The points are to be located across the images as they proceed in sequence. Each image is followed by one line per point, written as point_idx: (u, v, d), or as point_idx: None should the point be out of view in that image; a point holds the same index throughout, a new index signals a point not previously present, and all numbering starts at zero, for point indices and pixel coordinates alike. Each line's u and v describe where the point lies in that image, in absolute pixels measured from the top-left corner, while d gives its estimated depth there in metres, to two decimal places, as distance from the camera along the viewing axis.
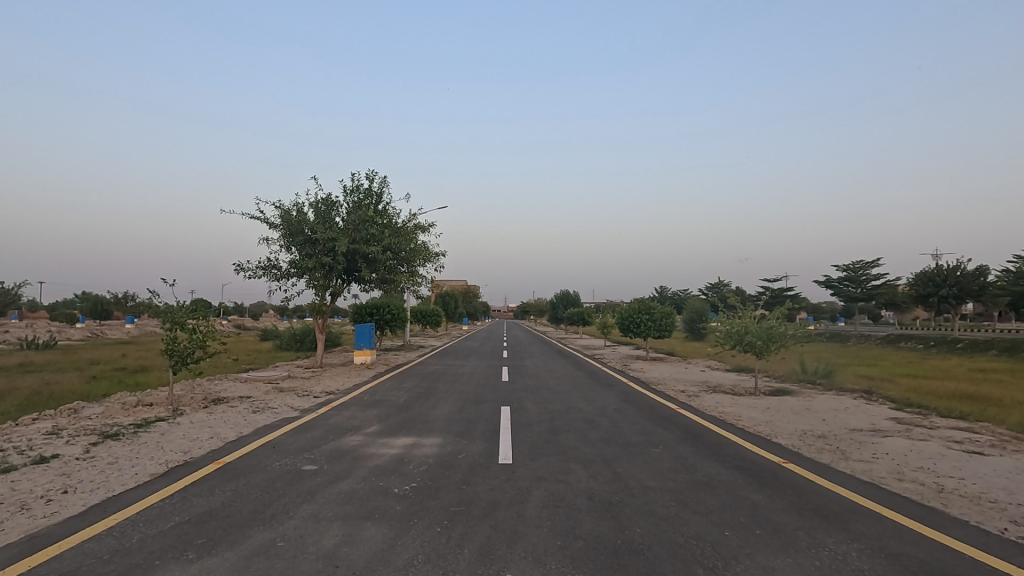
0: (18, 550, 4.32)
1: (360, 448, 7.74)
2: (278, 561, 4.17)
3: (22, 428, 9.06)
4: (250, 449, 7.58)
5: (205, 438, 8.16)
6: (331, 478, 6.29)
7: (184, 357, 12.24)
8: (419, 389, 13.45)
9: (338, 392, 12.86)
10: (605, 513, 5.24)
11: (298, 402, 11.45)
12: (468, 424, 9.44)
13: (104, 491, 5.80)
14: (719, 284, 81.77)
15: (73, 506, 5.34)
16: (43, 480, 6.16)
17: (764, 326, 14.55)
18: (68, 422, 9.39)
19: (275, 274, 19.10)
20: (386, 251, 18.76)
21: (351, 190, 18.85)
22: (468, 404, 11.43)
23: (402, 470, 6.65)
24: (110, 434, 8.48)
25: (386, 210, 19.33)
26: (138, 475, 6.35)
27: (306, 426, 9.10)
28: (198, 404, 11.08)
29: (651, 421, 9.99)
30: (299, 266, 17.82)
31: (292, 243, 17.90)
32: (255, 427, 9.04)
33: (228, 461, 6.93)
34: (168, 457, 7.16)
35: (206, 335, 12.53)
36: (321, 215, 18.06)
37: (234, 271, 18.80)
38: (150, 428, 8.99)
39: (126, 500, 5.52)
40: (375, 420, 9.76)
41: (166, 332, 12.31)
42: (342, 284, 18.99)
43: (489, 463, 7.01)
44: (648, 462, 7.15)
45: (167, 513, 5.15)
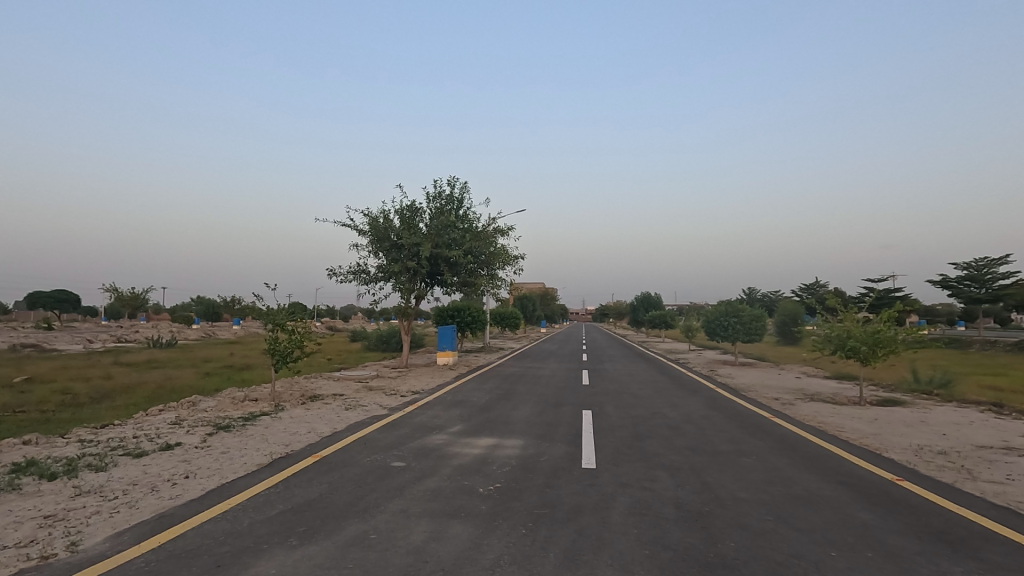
0: (149, 528, 4.83)
1: (444, 447, 7.95)
2: (372, 552, 4.37)
3: (151, 418, 10.16)
4: (344, 443, 8.02)
5: (303, 433, 8.73)
6: (418, 475, 6.52)
7: (284, 356, 13.15)
8: (500, 391, 13.63)
9: (423, 392, 13.27)
10: (695, 523, 5.03)
11: (386, 400, 11.97)
12: (549, 427, 9.42)
13: (219, 478, 6.34)
14: (814, 284, 76.18)
15: (193, 490, 5.90)
16: (168, 465, 6.87)
17: (869, 330, 13.35)
18: (188, 415, 10.39)
19: (364, 278, 20.11)
20: (467, 255, 19.16)
21: (433, 197, 19.48)
22: (548, 407, 11.41)
23: (485, 470, 6.76)
24: (222, 426, 9.29)
25: (467, 215, 19.81)
26: (247, 465, 6.91)
27: (394, 423, 9.48)
28: (296, 400, 11.88)
29: (742, 429, 9.48)
30: (386, 270, 18.60)
31: (379, 249, 18.66)
32: (347, 423, 9.52)
33: (325, 455, 7.36)
34: (272, 449, 7.72)
35: (303, 336, 13.44)
36: (407, 221, 18.73)
37: (328, 276, 20.08)
38: (256, 422, 9.75)
39: (238, 487, 6.01)
40: (458, 420, 9.99)
41: (269, 333, 13.31)
42: (426, 287, 19.54)
43: (571, 467, 6.94)
44: (740, 473, 6.79)
45: (272, 501, 5.54)
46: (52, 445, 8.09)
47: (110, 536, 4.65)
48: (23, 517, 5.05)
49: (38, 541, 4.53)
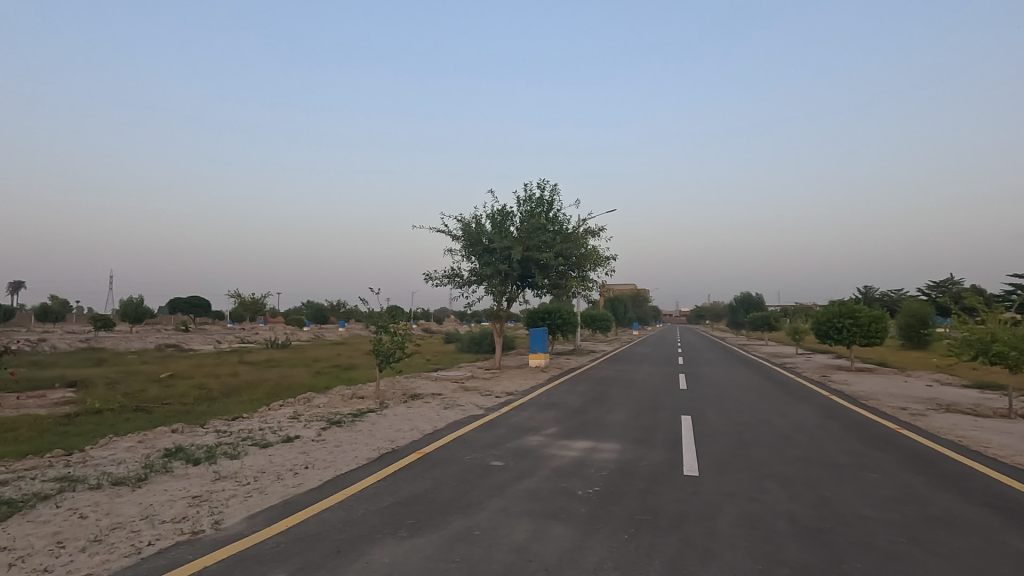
0: (278, 512, 5.31)
1: (541, 448, 8.01)
2: (476, 548, 4.50)
3: (274, 412, 11.17)
4: (444, 441, 8.34)
5: (407, 430, 9.18)
6: (517, 475, 6.63)
7: (387, 356, 13.89)
8: (594, 394, 13.49)
9: (517, 393, 13.45)
10: (813, 539, 4.68)
11: (482, 401, 12.28)
12: (647, 431, 9.19)
13: (334, 469, 6.84)
14: (944, 282, 68.05)
15: (313, 479, 6.41)
16: (290, 456, 7.51)
17: (1019, 333, 11.68)
18: (303, 410, 11.27)
19: (459, 282, 20.76)
20: (558, 257, 19.20)
21: (524, 200, 19.73)
22: (645, 411, 11.12)
23: (583, 473, 6.73)
24: (334, 421, 9.99)
25: (557, 217, 19.86)
26: (358, 458, 7.39)
27: (490, 424, 9.70)
28: (399, 399, 12.51)
29: (863, 441, 8.68)
30: (479, 274, 19.07)
31: (472, 253, 19.16)
32: (446, 422, 9.88)
33: (427, 452, 7.69)
34: (379, 444, 8.19)
35: (404, 337, 14.12)
36: (498, 225, 19.11)
37: (425, 280, 20.95)
38: (363, 418, 10.39)
39: (351, 478, 6.45)
40: (553, 422, 10.02)
41: (374, 335, 14.12)
42: (517, 289, 19.80)
43: (672, 474, 6.72)
44: (863, 488, 6.23)
45: (383, 494, 5.88)
46: (193, 434, 9.12)
47: (246, 517, 5.17)
48: (175, 496, 5.73)
49: (188, 518, 5.13)
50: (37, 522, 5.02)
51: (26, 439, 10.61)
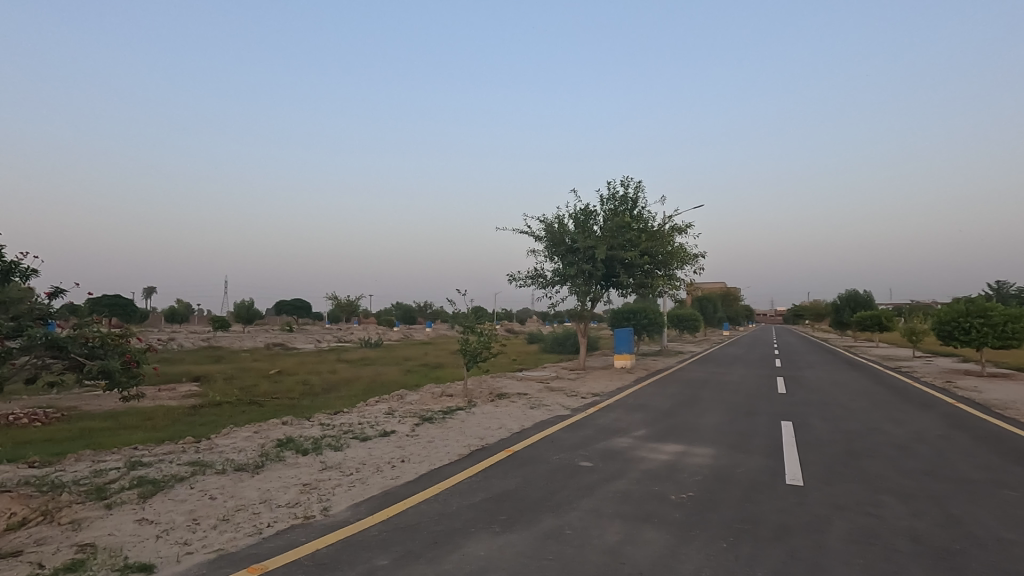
0: (379, 503, 5.61)
1: (630, 450, 7.87)
2: (568, 547, 4.50)
3: (371, 408, 11.82)
4: (533, 440, 8.41)
5: (495, 428, 9.36)
6: (607, 476, 6.55)
7: (474, 355, 14.23)
8: (684, 396, 13.04)
9: (604, 395, 13.29)
10: (942, 561, 4.24)
11: (568, 401, 12.26)
12: (743, 437, 8.75)
13: (428, 464, 7.12)
14: None
15: (409, 473, 6.71)
16: (387, 450, 7.91)
17: None
18: (398, 406, 11.85)
19: (542, 282, 20.84)
20: (643, 255, 18.75)
21: (607, 199, 19.46)
22: (740, 415, 10.59)
23: (676, 477, 6.53)
24: (426, 417, 10.40)
25: (642, 215, 19.41)
26: (450, 453, 7.65)
27: (578, 424, 9.66)
28: (486, 398, 12.77)
29: (1000, 455, 7.72)
30: (562, 274, 19.04)
31: (555, 253, 19.18)
32: (533, 422, 9.97)
33: (516, 450, 7.80)
34: (470, 441, 8.42)
35: (490, 338, 14.40)
36: (581, 225, 18.98)
37: (509, 281, 21.23)
38: (453, 415, 10.73)
39: (445, 473, 6.69)
40: (642, 424, 9.80)
41: (461, 335, 14.53)
42: (601, 289, 19.56)
43: (773, 482, 6.36)
44: (1001, 508, 5.55)
45: (475, 489, 6.04)
46: (301, 426, 9.87)
47: (351, 506, 5.52)
48: (288, 483, 6.23)
49: (301, 504, 5.56)
50: (175, 500, 5.65)
51: (163, 427, 11.97)
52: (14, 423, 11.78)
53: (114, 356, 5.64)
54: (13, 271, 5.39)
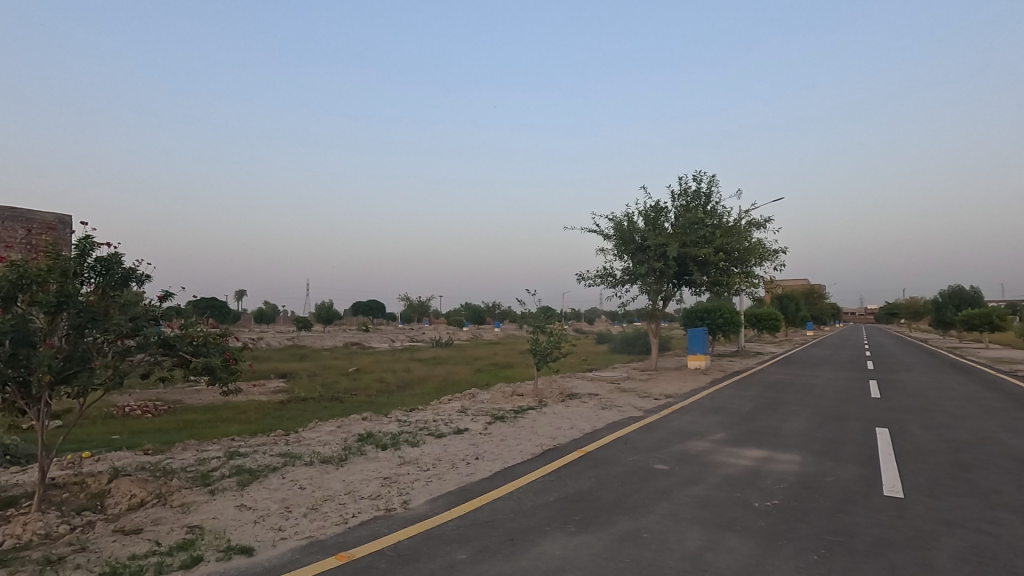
0: (456, 498, 5.75)
1: (708, 454, 7.60)
2: (646, 551, 4.42)
3: (444, 406, 12.13)
4: (606, 442, 8.32)
5: (567, 428, 9.33)
6: (684, 480, 6.37)
7: (544, 355, 14.25)
8: (765, 399, 12.43)
9: (678, 396, 12.91)
10: None
11: (641, 402, 12.02)
12: (832, 443, 8.21)
13: (502, 462, 7.22)
14: None
15: (483, 470, 6.83)
16: (461, 447, 8.08)
17: None
18: (470, 405, 12.07)
19: (611, 281, 20.53)
20: (718, 252, 18.04)
21: (678, 194, 18.90)
22: (828, 421, 9.95)
23: (759, 484, 6.24)
24: (498, 416, 10.54)
25: (716, 210, 18.68)
26: (523, 452, 7.71)
27: (651, 426, 9.45)
28: (557, 398, 12.75)
29: None
30: (632, 272, 18.67)
31: (624, 251, 18.84)
32: (605, 422, 9.85)
33: (589, 451, 7.74)
34: (542, 440, 8.45)
35: (560, 337, 14.37)
36: (651, 222, 18.52)
37: (577, 280, 21.07)
38: (525, 414, 10.80)
39: (518, 471, 6.76)
40: (720, 427, 9.44)
41: (531, 335, 14.60)
42: (673, 288, 19.00)
43: (867, 493, 5.93)
44: None
45: (549, 488, 6.06)
46: (380, 422, 10.30)
47: (429, 500, 5.69)
48: (370, 476, 6.53)
49: (382, 497, 5.80)
50: (269, 489, 6.07)
51: (255, 420, 12.87)
52: (131, 414, 13.08)
53: (216, 354, 6.13)
54: (130, 277, 5.89)
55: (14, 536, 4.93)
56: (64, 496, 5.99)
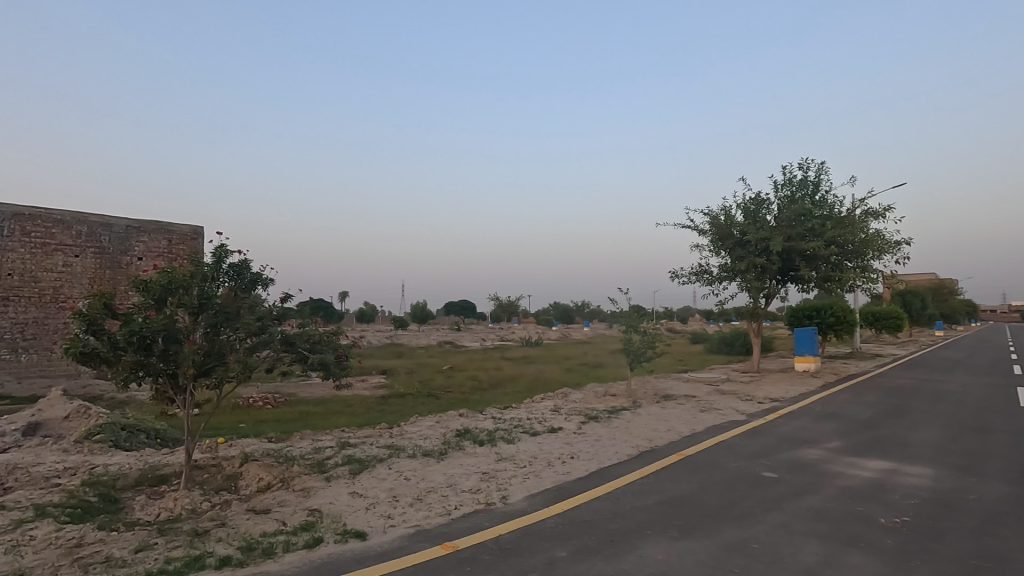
0: (553, 496, 5.78)
1: (822, 463, 7.06)
2: (757, 562, 4.19)
3: (537, 404, 12.22)
4: (707, 446, 7.97)
5: (664, 430, 9.05)
6: (796, 490, 5.95)
7: (638, 355, 13.92)
8: (887, 406, 11.30)
9: (785, 400, 12.08)
10: None
11: (743, 406, 11.39)
12: (973, 457, 7.31)
13: (598, 462, 7.15)
14: None
15: (579, 470, 6.80)
16: (556, 446, 8.10)
17: None
18: (562, 404, 12.07)
19: (708, 279, 19.63)
20: (829, 245, 16.68)
21: (782, 184, 17.70)
22: (967, 431, 8.86)
23: (884, 498, 5.69)
24: (592, 416, 10.44)
25: (826, 200, 17.29)
26: (619, 453, 7.59)
27: (756, 431, 8.92)
28: (651, 399, 12.41)
29: None
30: (731, 269, 17.74)
31: (722, 247, 17.95)
32: (705, 426, 9.44)
33: (689, 454, 7.47)
34: (638, 442, 8.26)
35: (654, 337, 13.96)
36: (752, 215, 17.50)
37: (671, 278, 20.38)
38: (619, 415, 10.61)
39: (615, 472, 6.66)
40: (835, 435, 8.72)
41: (624, 335, 14.32)
42: (777, 284, 17.82)
43: (1020, 514, 5.22)
44: None
45: (648, 491, 5.92)
46: (476, 419, 10.57)
47: (527, 497, 5.77)
48: (469, 471, 6.73)
49: (482, 491, 5.96)
50: (378, 478, 6.45)
51: (360, 413, 13.71)
52: (254, 405, 14.43)
53: (329, 351, 6.66)
54: (257, 281, 6.49)
55: (167, 509, 5.62)
56: (205, 476, 6.74)
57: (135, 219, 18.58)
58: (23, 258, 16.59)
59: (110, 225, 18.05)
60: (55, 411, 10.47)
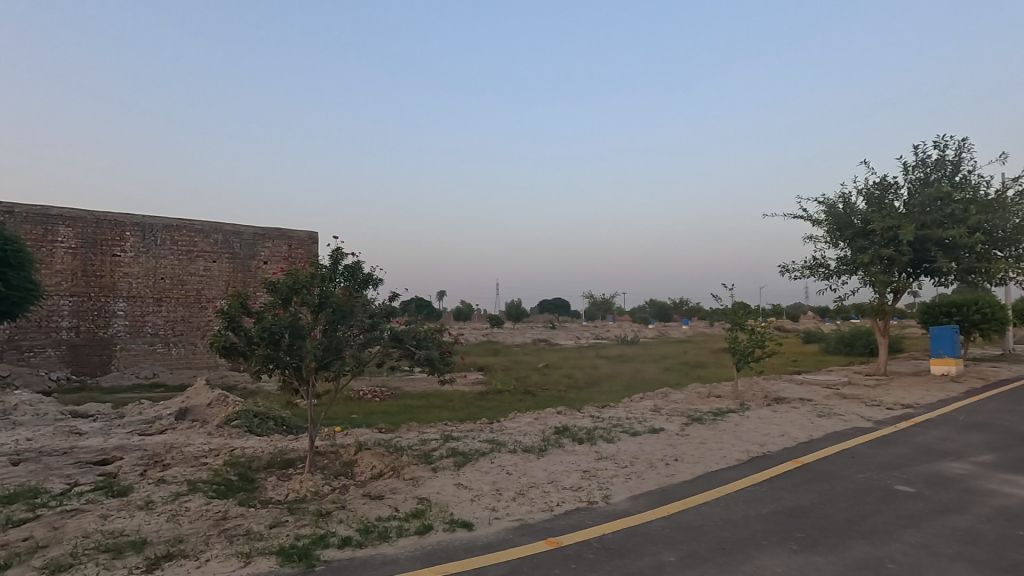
0: (657, 498, 5.63)
1: (970, 479, 6.24)
2: None
3: (636, 404, 11.95)
4: (827, 454, 7.35)
5: (777, 435, 8.46)
6: (938, 507, 5.32)
7: (745, 355, 13.14)
8: None
9: (919, 407, 10.83)
10: None
11: (869, 411, 10.36)
12: None
13: (705, 466, 6.84)
14: None
15: (685, 473, 6.55)
16: (659, 447, 7.87)
17: None
18: (663, 404, 11.69)
19: (824, 273, 18.11)
20: (973, 232, 14.72)
21: (913, 166, 15.90)
22: None
23: None
24: (696, 417, 10.01)
25: (967, 181, 15.30)
26: (727, 458, 7.22)
27: (886, 440, 8.07)
28: (761, 401, 11.65)
29: None
30: (851, 261, 16.24)
31: (841, 237, 16.47)
32: (824, 432, 8.70)
33: (807, 462, 6.93)
34: (749, 446, 7.80)
35: (763, 336, 13.10)
36: (876, 202, 15.86)
37: (781, 273, 19.02)
38: (725, 417, 10.08)
39: (724, 477, 6.34)
40: (984, 448, 7.67)
41: (729, 333, 13.58)
42: (908, 278, 16.04)
43: None
44: None
45: (762, 499, 5.57)
46: (574, 417, 10.53)
47: (630, 498, 5.65)
48: (570, 468, 6.73)
49: (584, 489, 5.93)
50: (481, 471, 6.63)
51: (461, 408, 14.18)
52: (364, 398, 15.42)
53: (434, 347, 6.98)
54: (369, 281, 6.92)
55: (294, 490, 6.17)
56: (325, 462, 7.32)
57: (261, 228, 20.58)
58: (172, 264, 18.96)
59: (241, 232, 20.13)
60: (200, 399, 11.86)
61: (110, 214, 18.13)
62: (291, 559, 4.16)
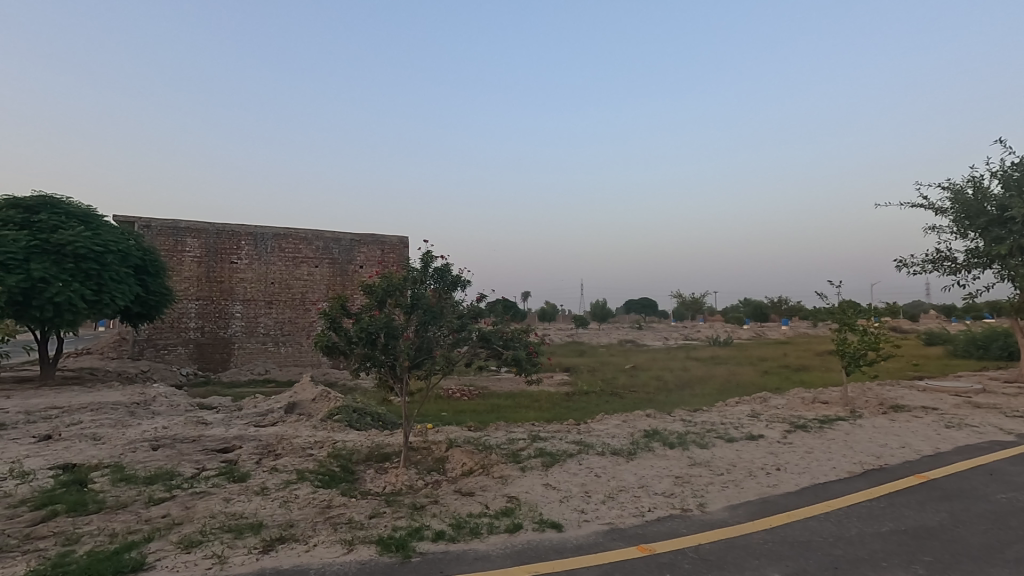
0: (758, 509, 5.30)
1: None
2: None
3: (732, 409, 11.34)
4: (958, 469, 6.56)
5: (896, 447, 7.67)
6: None
7: (856, 358, 12.05)
8: None
9: None
10: None
11: (1009, 423, 9.13)
12: None
13: (811, 477, 6.35)
14: None
15: (789, 483, 6.11)
16: (758, 455, 7.41)
17: None
18: (763, 409, 11.00)
19: (950, 267, 16.22)
20: None
21: None
22: None
23: None
24: (800, 425, 9.32)
25: None
26: (837, 469, 6.65)
27: None
28: (876, 409, 10.62)
29: None
30: (985, 253, 14.40)
31: (971, 226, 14.66)
32: (954, 445, 7.78)
33: (934, 477, 6.22)
34: (862, 458, 7.14)
35: (877, 337, 11.92)
36: (1015, 185, 13.95)
37: (898, 267, 17.24)
38: (834, 426, 9.30)
39: (833, 490, 5.85)
40: None
41: (836, 334, 12.50)
42: None
43: None
44: None
45: (880, 516, 5.07)
46: (665, 420, 10.19)
47: (728, 507, 5.36)
48: (662, 473, 6.50)
49: (677, 495, 5.71)
50: (569, 473, 6.59)
51: (547, 408, 14.20)
52: (453, 396, 15.89)
53: (521, 347, 7.03)
54: (457, 283, 7.10)
55: (391, 483, 6.48)
56: (419, 458, 7.62)
57: (357, 234, 21.81)
58: (280, 269, 20.58)
59: (339, 239, 21.46)
60: (305, 394, 12.78)
61: (228, 226, 20.01)
62: (389, 549, 4.36)
